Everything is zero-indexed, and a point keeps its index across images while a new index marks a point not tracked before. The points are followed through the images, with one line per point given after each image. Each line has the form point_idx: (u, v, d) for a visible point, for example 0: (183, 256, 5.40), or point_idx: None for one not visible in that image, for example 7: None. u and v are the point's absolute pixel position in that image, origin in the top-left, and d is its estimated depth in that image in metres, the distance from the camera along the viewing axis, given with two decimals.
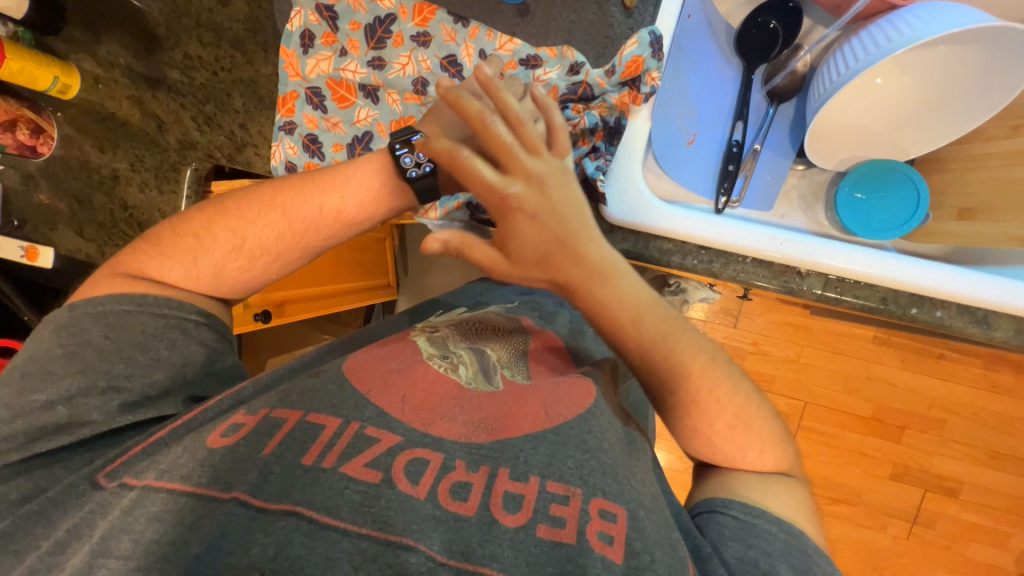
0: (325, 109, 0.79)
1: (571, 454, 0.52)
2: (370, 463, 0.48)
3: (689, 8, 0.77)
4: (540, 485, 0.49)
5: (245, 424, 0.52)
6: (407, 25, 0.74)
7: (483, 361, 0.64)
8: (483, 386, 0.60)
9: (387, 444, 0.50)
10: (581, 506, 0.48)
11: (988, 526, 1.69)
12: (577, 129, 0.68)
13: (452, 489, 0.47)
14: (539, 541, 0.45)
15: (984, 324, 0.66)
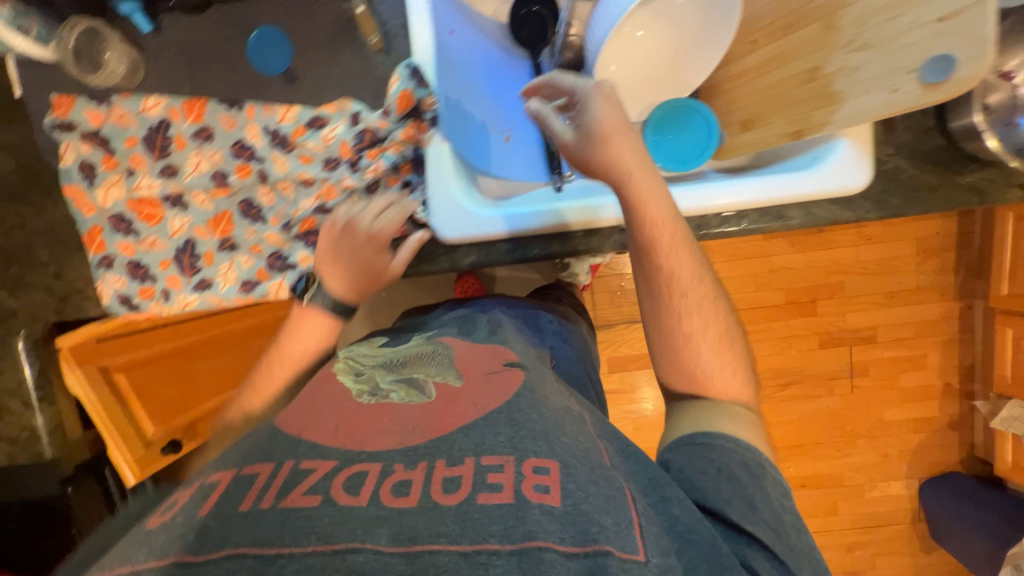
0: (136, 233, 0.76)
1: (500, 429, 0.52)
2: (309, 491, 0.45)
3: (450, 24, 0.78)
4: (476, 461, 0.48)
5: (181, 500, 0.49)
6: (183, 126, 0.72)
7: (414, 381, 0.61)
8: (417, 398, 0.58)
9: (326, 470, 0.48)
10: (516, 469, 0.48)
11: (905, 355, 1.92)
12: (380, 173, 0.71)
13: (396, 487, 0.46)
14: (482, 507, 0.44)
15: (781, 218, 0.74)
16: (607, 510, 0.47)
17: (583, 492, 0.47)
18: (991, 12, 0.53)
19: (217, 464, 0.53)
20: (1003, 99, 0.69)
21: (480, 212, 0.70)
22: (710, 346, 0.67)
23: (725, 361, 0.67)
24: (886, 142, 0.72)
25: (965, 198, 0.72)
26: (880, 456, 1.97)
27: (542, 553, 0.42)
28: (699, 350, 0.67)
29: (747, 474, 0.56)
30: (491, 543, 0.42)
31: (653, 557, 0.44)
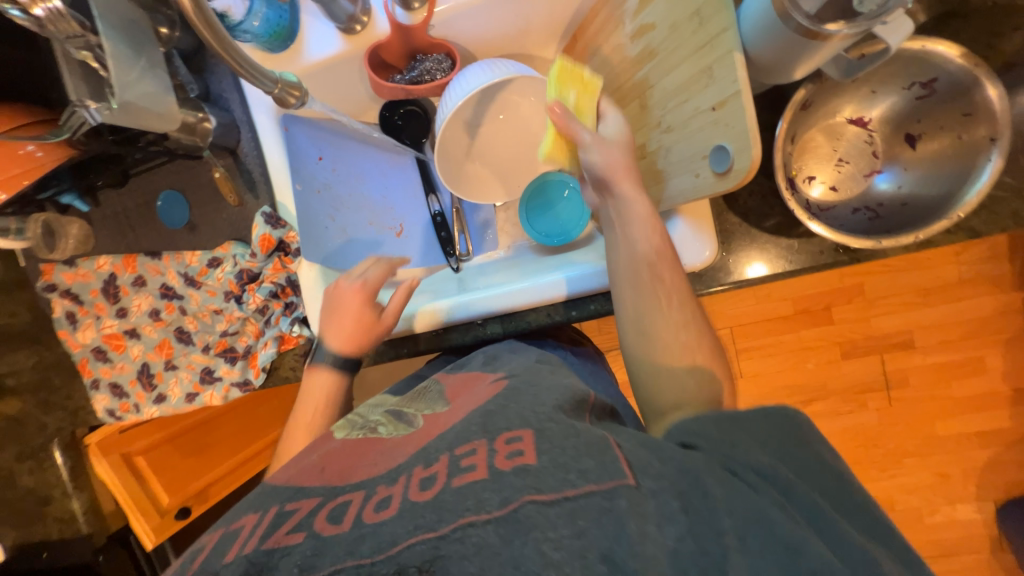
0: (111, 360, 0.94)
1: (473, 422, 0.49)
2: (291, 529, 0.42)
3: (318, 151, 0.85)
4: (450, 455, 0.45)
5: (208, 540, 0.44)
6: (125, 277, 0.90)
7: (402, 415, 0.58)
8: (405, 431, 0.54)
9: (310, 507, 0.44)
10: (489, 447, 0.45)
11: (959, 360, 1.57)
12: (262, 302, 0.83)
13: (377, 504, 0.42)
14: (455, 490, 0.41)
15: None
16: (586, 457, 0.42)
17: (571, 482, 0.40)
18: (749, 103, 0.50)
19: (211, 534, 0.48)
20: (860, 147, 0.62)
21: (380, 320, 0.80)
22: (680, 316, 0.57)
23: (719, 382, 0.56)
24: (731, 210, 0.68)
25: (834, 258, 0.66)
26: (937, 477, 1.61)
27: (523, 510, 0.38)
28: (693, 365, 0.56)
29: (732, 432, 0.47)
30: (469, 516, 0.38)
31: (645, 483, 0.40)
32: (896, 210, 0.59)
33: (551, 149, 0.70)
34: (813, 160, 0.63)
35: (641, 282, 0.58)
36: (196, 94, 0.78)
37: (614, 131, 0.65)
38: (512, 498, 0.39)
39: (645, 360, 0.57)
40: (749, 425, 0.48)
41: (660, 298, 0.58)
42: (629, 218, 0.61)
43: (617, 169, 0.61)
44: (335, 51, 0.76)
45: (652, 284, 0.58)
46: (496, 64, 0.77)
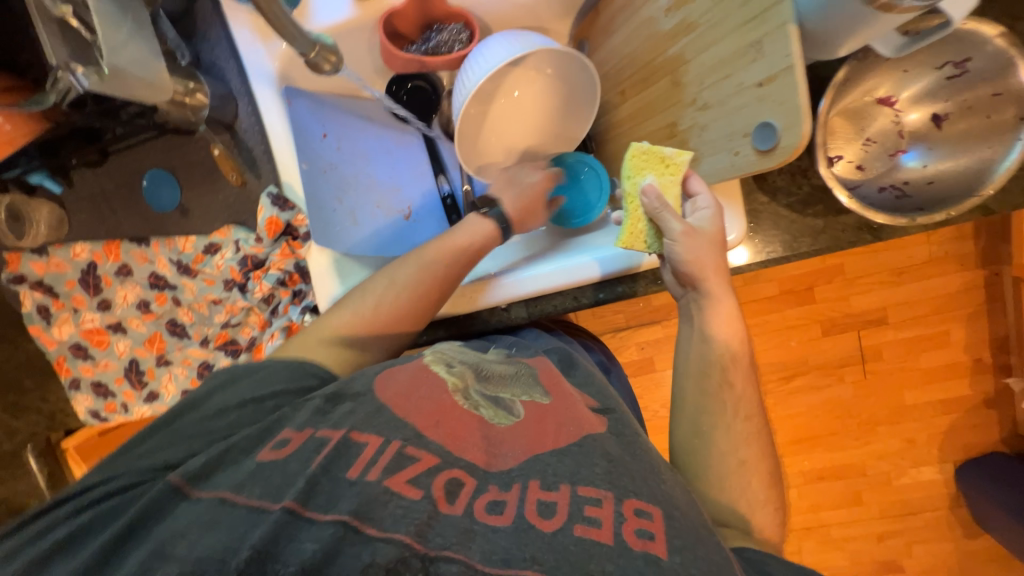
0: (92, 357, 0.86)
1: (596, 461, 0.46)
2: (411, 479, 0.43)
3: (321, 127, 0.78)
4: (572, 491, 0.43)
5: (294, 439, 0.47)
6: (107, 266, 0.82)
7: (500, 399, 0.56)
8: (507, 420, 0.52)
9: (428, 463, 0.45)
10: (617, 509, 0.42)
11: (932, 335, 1.65)
12: (268, 290, 0.78)
13: (488, 504, 0.42)
14: (576, 539, 0.40)
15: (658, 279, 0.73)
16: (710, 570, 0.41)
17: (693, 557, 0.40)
18: (801, 78, 0.49)
19: (325, 421, 0.50)
20: (886, 127, 0.63)
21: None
22: (743, 430, 0.59)
23: (773, 498, 0.58)
24: (760, 190, 0.69)
25: (857, 236, 0.67)
26: (906, 443, 1.71)
27: None
28: (750, 482, 0.57)
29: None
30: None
31: None
32: (922, 189, 0.60)
33: (630, 238, 0.67)
34: (841, 139, 0.64)
35: (709, 408, 0.60)
36: (187, 62, 0.72)
37: (706, 220, 0.63)
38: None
39: (695, 459, 0.59)
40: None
41: (727, 409, 0.59)
42: (708, 315, 0.63)
43: (703, 268, 0.61)
44: (345, 16, 0.71)
45: (718, 390, 0.60)
46: (517, 35, 0.73)
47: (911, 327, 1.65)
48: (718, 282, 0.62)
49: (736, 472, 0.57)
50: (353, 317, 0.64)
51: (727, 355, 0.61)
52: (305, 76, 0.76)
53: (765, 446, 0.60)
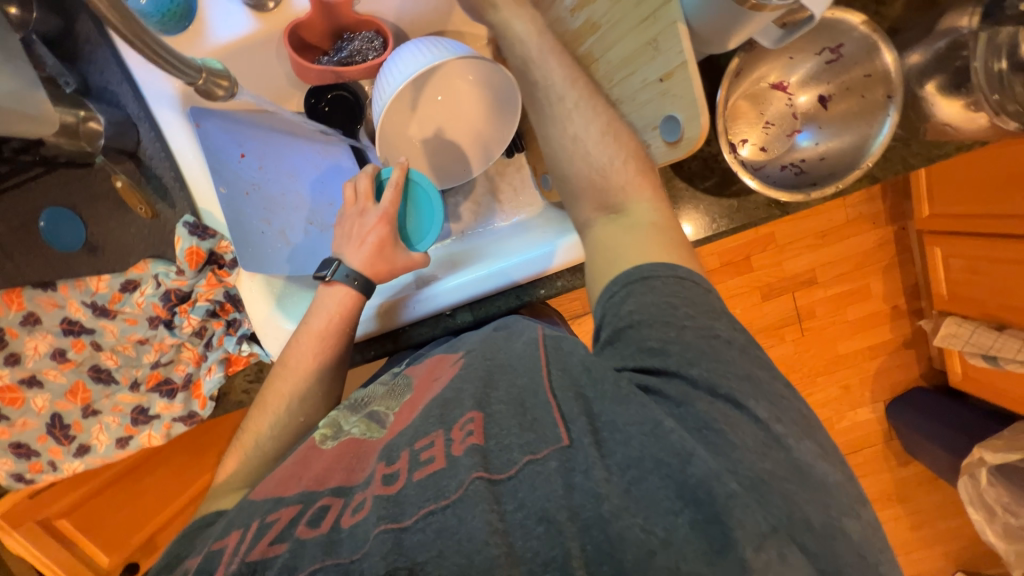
0: (7, 417, 0.79)
1: (431, 413, 0.50)
2: (277, 538, 0.44)
3: (237, 147, 0.75)
4: (409, 450, 0.47)
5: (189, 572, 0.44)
6: (10, 317, 0.75)
7: (375, 415, 0.59)
8: (377, 434, 0.55)
9: (287, 517, 0.46)
10: (447, 437, 0.47)
11: (854, 289, 1.81)
12: (198, 323, 0.74)
13: (352, 509, 0.45)
14: (417, 484, 0.44)
15: None
16: None
17: (506, 429, 0.46)
18: (694, 74, 0.52)
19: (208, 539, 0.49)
20: (781, 109, 0.68)
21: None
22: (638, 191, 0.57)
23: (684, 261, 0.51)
24: (678, 177, 0.73)
25: (767, 213, 0.73)
26: (842, 390, 1.87)
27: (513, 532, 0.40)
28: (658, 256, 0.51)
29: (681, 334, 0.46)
30: (428, 507, 0.42)
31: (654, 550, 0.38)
32: (816, 165, 0.66)
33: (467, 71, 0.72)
34: (743, 124, 0.68)
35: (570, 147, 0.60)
36: (75, 89, 0.66)
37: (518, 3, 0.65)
38: (464, 480, 0.42)
39: (601, 243, 0.57)
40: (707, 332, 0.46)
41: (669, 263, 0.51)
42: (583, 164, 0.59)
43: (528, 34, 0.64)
44: (245, 32, 0.68)
45: (574, 144, 0.60)
46: (433, 40, 0.73)
47: (838, 284, 1.80)
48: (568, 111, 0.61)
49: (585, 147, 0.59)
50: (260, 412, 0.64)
51: (562, 74, 0.62)
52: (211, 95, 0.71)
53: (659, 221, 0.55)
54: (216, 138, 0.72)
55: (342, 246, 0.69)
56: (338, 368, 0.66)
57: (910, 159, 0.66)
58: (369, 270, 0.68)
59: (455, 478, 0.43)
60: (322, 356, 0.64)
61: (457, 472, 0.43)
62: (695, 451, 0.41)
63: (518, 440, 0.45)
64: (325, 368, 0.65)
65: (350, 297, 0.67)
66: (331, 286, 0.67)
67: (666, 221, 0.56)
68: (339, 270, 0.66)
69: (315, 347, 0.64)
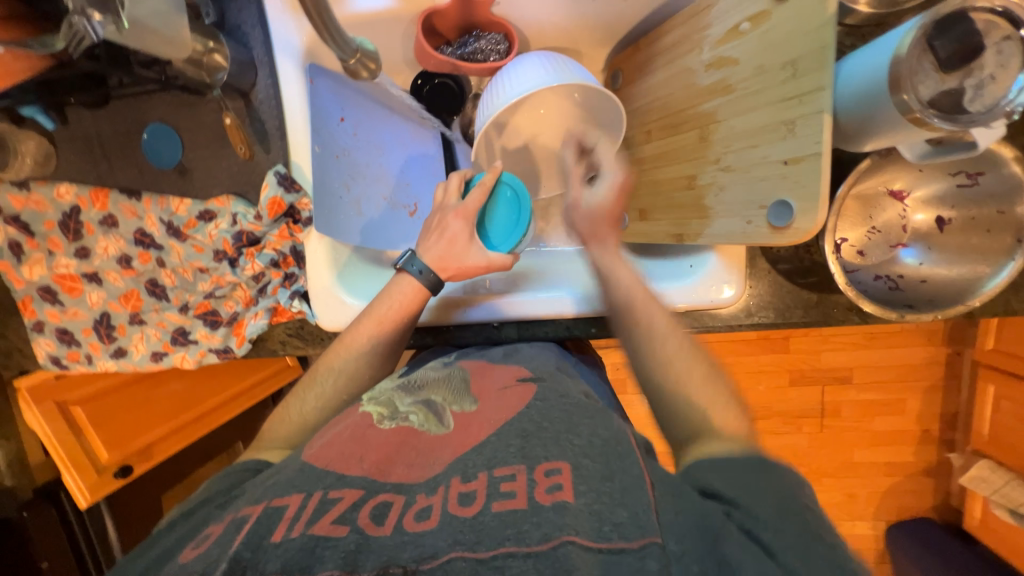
0: (61, 303, 0.83)
1: (511, 441, 0.49)
2: (338, 519, 0.42)
3: (340, 111, 0.76)
4: (488, 475, 0.45)
5: (214, 533, 0.44)
6: (92, 213, 0.79)
7: (432, 404, 0.58)
8: (436, 428, 0.54)
9: (350, 500, 0.44)
10: (529, 476, 0.44)
11: (889, 400, 1.73)
12: (259, 269, 0.76)
13: (417, 513, 0.43)
14: (496, 516, 0.41)
15: None
16: None
17: (596, 492, 0.43)
18: (826, 167, 0.50)
19: (249, 497, 0.47)
20: (891, 219, 0.65)
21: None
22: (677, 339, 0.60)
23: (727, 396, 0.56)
24: (762, 256, 0.71)
25: (844, 317, 0.70)
26: (846, 497, 1.79)
27: (563, 550, 0.38)
28: (698, 387, 0.56)
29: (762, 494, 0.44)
30: (508, 547, 0.38)
31: None
32: (915, 286, 0.63)
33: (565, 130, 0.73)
34: (848, 222, 0.66)
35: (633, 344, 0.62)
36: (212, 21, 0.68)
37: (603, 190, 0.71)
38: (553, 535, 0.39)
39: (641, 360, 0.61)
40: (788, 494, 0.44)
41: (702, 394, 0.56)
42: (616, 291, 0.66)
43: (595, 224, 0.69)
44: (383, 7, 0.68)
45: (639, 335, 0.61)
46: (558, 58, 0.72)
47: (874, 391, 1.72)
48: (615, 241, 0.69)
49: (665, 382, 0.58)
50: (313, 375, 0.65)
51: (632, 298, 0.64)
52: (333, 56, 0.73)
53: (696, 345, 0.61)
54: (323, 99, 0.73)
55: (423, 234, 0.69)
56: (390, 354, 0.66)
57: (1016, 305, 0.62)
58: (441, 265, 0.67)
59: (540, 527, 0.39)
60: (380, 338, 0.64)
61: (543, 522, 0.40)
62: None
63: (612, 516, 0.41)
64: (377, 352, 0.65)
65: (417, 291, 0.66)
66: (401, 275, 0.67)
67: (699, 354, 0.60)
68: (414, 261, 0.66)
69: (374, 329, 0.64)
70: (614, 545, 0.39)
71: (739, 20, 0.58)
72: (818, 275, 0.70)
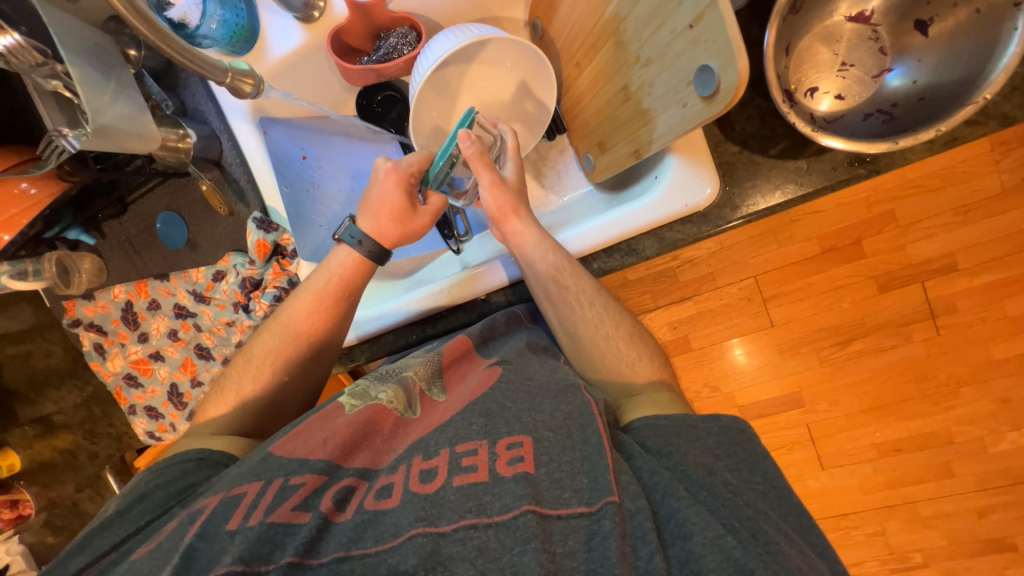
0: (142, 385, 0.98)
1: (474, 420, 0.58)
2: (297, 506, 0.52)
3: (301, 151, 0.84)
4: (450, 451, 0.55)
5: (246, 495, 0.53)
6: (141, 303, 0.93)
7: (404, 384, 0.68)
8: (408, 413, 0.65)
9: (313, 486, 0.55)
10: (490, 450, 0.54)
11: (1012, 275, 1.42)
12: (267, 308, 0.83)
13: (377, 492, 0.53)
14: (457, 491, 0.50)
15: (633, 252, 0.72)
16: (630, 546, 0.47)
17: (557, 461, 0.52)
18: (728, 10, 0.45)
19: (211, 488, 0.57)
20: (866, 48, 0.57)
21: (387, 313, 0.81)
22: (595, 313, 0.71)
23: (643, 349, 0.70)
24: (729, 139, 0.64)
25: (850, 173, 0.61)
26: (999, 403, 1.49)
27: (521, 518, 0.47)
28: (620, 348, 0.69)
29: (690, 443, 0.56)
30: (469, 518, 0.48)
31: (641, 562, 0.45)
32: (912, 108, 0.53)
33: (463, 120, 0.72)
34: (814, 70, 0.58)
35: (566, 315, 0.71)
36: (174, 110, 0.79)
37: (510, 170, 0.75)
38: (513, 505, 0.48)
39: (576, 338, 0.71)
40: (720, 436, 0.57)
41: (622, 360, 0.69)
42: (535, 275, 0.71)
43: (505, 211, 0.72)
44: (298, 42, 0.75)
45: (561, 297, 0.70)
46: (464, 26, 0.74)
47: (991, 270, 1.43)
48: (531, 221, 0.73)
49: (608, 341, 0.70)
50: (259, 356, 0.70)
51: (553, 269, 0.70)
52: (277, 105, 0.80)
53: (611, 309, 0.72)
54: (279, 143, 0.81)
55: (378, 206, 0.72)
56: (333, 323, 0.73)
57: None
58: (376, 233, 0.73)
59: (498, 499, 0.49)
60: (321, 308, 0.72)
61: (503, 495, 0.49)
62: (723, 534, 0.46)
63: (572, 483, 0.51)
64: (318, 325, 0.72)
65: (355, 261, 0.73)
66: (341, 246, 0.74)
67: (621, 323, 0.72)
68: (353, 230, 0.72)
69: (311, 305, 0.71)
70: (572, 510, 0.49)
71: None
72: (800, 139, 0.62)
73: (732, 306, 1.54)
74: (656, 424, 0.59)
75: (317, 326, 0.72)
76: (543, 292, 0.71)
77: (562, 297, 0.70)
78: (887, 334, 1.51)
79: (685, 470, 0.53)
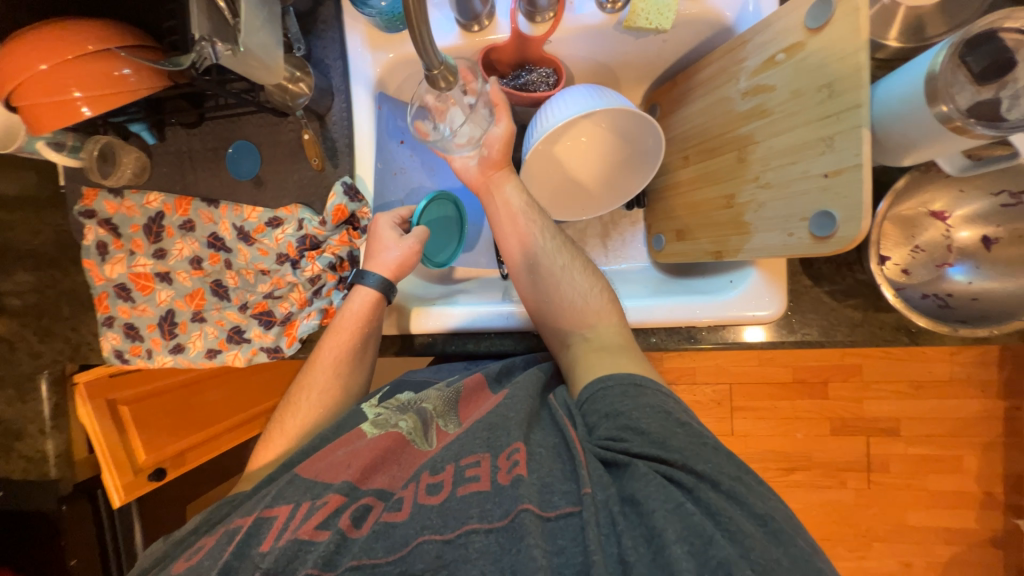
0: (133, 300, 0.89)
1: (478, 434, 0.58)
2: (320, 524, 0.53)
3: (400, 134, 0.89)
4: (455, 465, 0.55)
5: (278, 518, 0.55)
6: (173, 218, 0.87)
7: (422, 413, 0.68)
8: (422, 444, 0.63)
9: (333, 506, 0.54)
10: (491, 462, 0.54)
11: (939, 455, 1.59)
12: (317, 272, 0.82)
13: (391, 505, 0.54)
14: (460, 498, 0.51)
15: (691, 338, 0.76)
16: None
17: (547, 468, 0.53)
18: (867, 176, 0.52)
19: (241, 511, 0.59)
20: (936, 239, 0.65)
21: (451, 317, 0.80)
22: (554, 247, 0.75)
23: (595, 282, 0.74)
24: (805, 273, 0.72)
25: (893, 336, 0.70)
26: (900, 566, 1.62)
27: (519, 517, 0.48)
28: (575, 279, 0.73)
29: (638, 400, 0.57)
30: (472, 524, 0.49)
31: None
32: (967, 304, 0.63)
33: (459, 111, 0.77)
34: (890, 242, 0.66)
35: (528, 248, 0.75)
36: (302, 55, 0.78)
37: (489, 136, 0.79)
38: (512, 509, 0.49)
39: (540, 299, 0.73)
40: (698, 436, 0.53)
41: (585, 304, 0.71)
42: (507, 211, 0.77)
43: (491, 149, 0.78)
44: (450, 44, 0.78)
45: (525, 226, 0.76)
46: (604, 89, 0.78)
47: (927, 444, 1.59)
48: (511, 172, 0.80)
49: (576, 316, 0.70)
50: (295, 406, 0.73)
51: (520, 207, 0.77)
52: (395, 87, 0.86)
53: (572, 249, 0.77)
54: (389, 120, 0.86)
55: (385, 249, 0.78)
56: (356, 364, 0.76)
57: None
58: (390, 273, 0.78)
59: (502, 506, 0.50)
60: (341, 353, 0.74)
61: (504, 501, 0.50)
62: (716, 536, 0.45)
63: (561, 487, 0.51)
64: (342, 366, 0.75)
65: (370, 300, 0.76)
66: (357, 290, 0.77)
67: (595, 280, 0.74)
68: (367, 275, 0.77)
69: (331, 346, 0.75)
70: (560, 511, 0.49)
71: (775, 52, 0.63)
72: (862, 294, 0.70)
73: (703, 405, 1.63)
74: (603, 387, 0.60)
75: (342, 368, 0.74)
76: (514, 223, 0.76)
77: (528, 228, 0.76)
78: (829, 474, 1.62)
79: (638, 447, 0.52)
